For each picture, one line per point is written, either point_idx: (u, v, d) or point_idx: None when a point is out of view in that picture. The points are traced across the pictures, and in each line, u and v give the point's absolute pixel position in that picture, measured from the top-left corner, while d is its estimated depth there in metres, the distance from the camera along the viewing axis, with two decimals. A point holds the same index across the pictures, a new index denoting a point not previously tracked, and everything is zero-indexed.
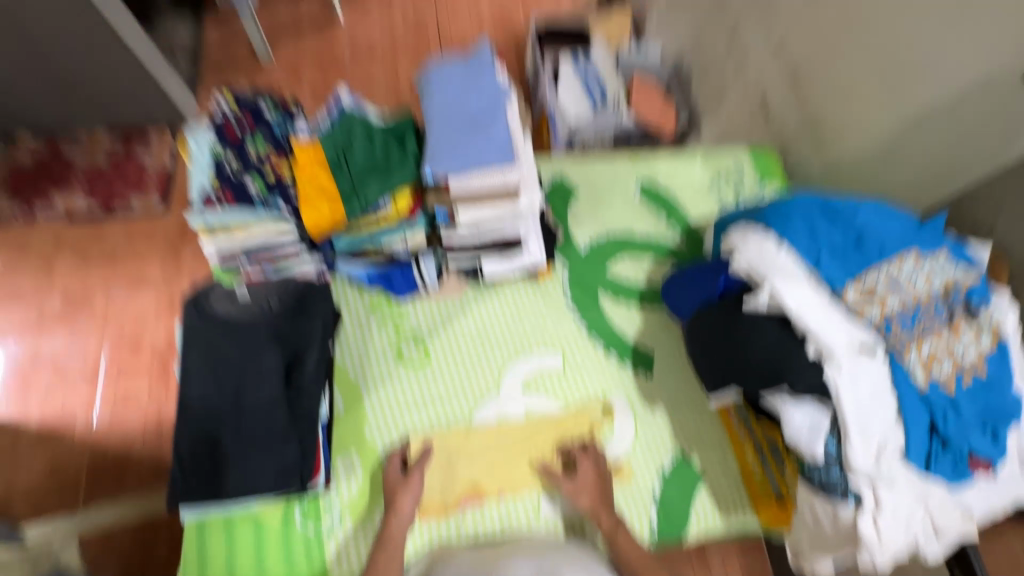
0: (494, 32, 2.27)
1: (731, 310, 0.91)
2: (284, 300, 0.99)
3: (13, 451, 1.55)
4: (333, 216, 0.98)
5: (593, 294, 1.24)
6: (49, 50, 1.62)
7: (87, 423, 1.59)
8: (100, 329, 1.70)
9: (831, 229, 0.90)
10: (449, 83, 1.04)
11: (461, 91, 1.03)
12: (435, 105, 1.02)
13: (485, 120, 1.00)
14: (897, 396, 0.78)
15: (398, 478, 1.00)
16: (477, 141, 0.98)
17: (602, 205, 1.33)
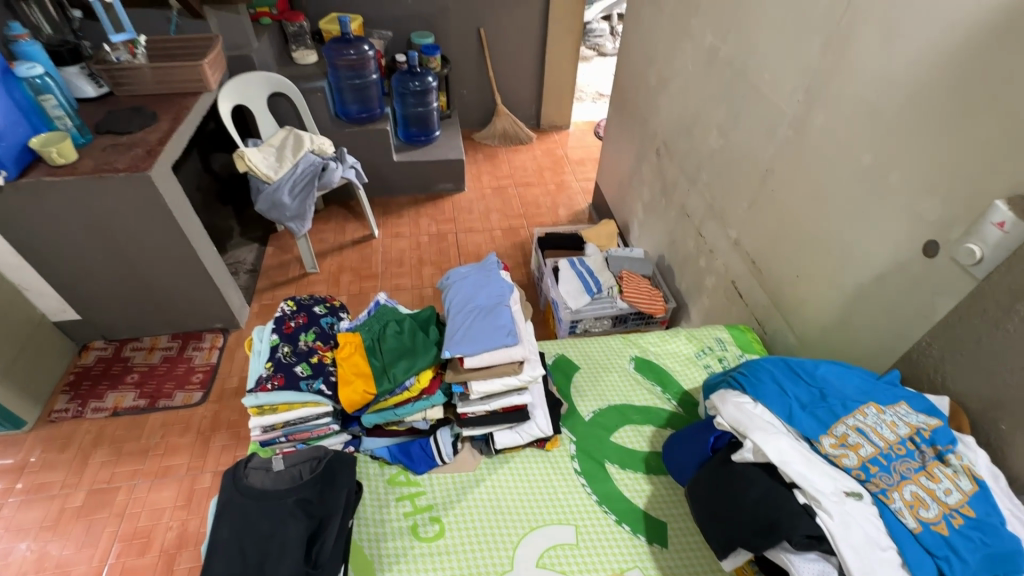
0: (503, 243, 2.75)
1: (723, 464, 0.99)
2: (314, 469, 1.08)
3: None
4: (364, 393, 1.12)
5: (600, 463, 1.30)
6: (144, 275, 2.02)
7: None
8: (119, 522, 1.72)
9: (796, 387, 1.03)
10: (464, 283, 1.31)
11: (473, 288, 1.29)
12: (451, 302, 1.27)
13: (491, 311, 1.23)
14: (894, 542, 0.81)
15: None
16: (487, 326, 1.19)
17: (601, 378, 1.48)
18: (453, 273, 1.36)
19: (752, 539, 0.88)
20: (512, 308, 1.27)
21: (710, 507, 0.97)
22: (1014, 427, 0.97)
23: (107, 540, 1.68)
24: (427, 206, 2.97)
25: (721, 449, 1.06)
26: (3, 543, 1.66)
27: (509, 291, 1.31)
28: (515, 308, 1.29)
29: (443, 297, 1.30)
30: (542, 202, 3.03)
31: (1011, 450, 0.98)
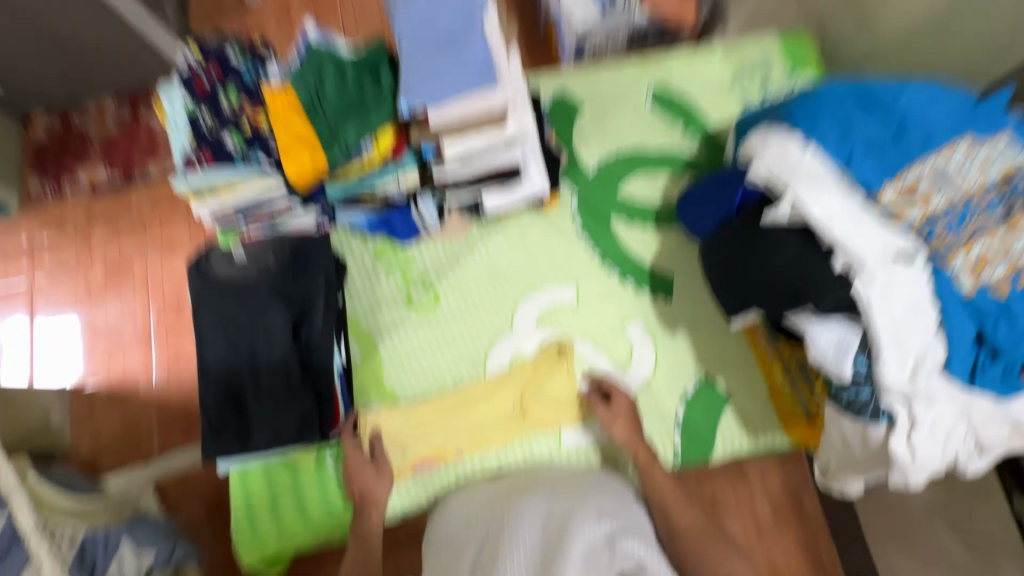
0: None
1: (751, 222, 0.83)
2: (279, 256, 0.97)
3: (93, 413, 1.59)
4: (316, 168, 0.92)
5: (605, 219, 1.16)
6: (52, 26, 1.50)
7: (151, 384, 1.63)
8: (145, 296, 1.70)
9: (867, 122, 0.78)
10: None
11: (431, 6, 0.91)
12: (400, 27, 0.91)
13: (458, 40, 0.89)
14: (940, 306, 0.71)
15: (360, 460, 0.98)
16: (454, 63, 0.87)
17: (611, 121, 1.21)
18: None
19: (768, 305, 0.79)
20: (489, 32, 0.91)
21: (728, 269, 0.85)
22: None
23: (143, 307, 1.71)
24: None
25: (752, 205, 0.87)
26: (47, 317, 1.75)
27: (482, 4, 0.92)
28: (493, 31, 0.92)
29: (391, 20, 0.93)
30: None
31: None
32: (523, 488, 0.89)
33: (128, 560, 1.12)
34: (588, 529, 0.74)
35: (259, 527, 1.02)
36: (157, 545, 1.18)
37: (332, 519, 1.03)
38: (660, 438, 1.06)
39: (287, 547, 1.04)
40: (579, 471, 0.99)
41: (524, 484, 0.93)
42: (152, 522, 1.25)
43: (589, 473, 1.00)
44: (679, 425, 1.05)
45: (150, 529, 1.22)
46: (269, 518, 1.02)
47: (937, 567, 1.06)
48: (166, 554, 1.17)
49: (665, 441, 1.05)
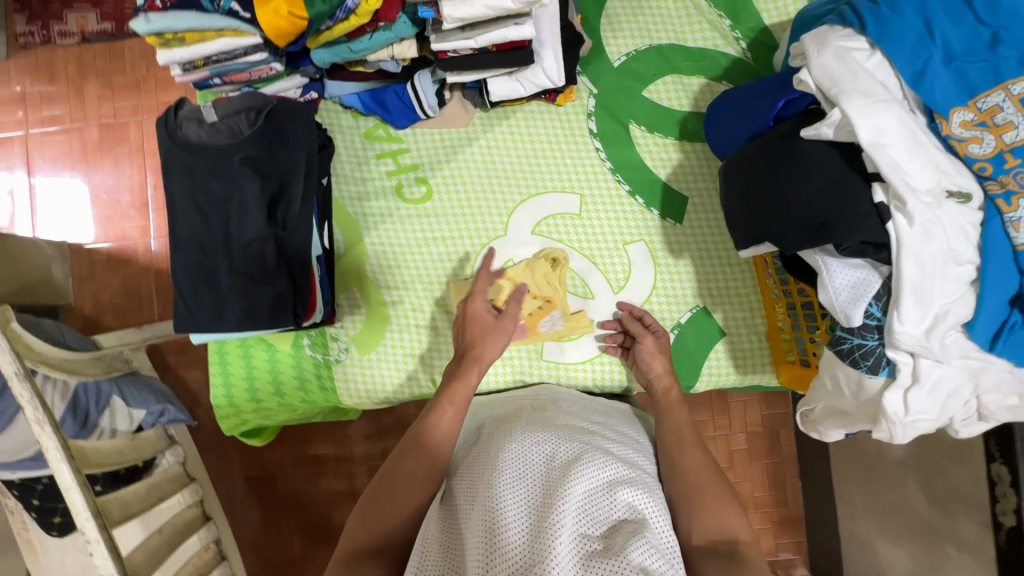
0: None
1: (785, 141, 0.72)
2: (253, 122, 0.87)
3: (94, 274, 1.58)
4: (292, 18, 0.77)
5: (623, 124, 1.04)
6: None
7: (150, 251, 1.63)
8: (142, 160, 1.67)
9: (954, 25, 0.64)
10: None
11: None
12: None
13: None
14: (980, 258, 0.62)
15: (486, 317, 0.92)
16: None
17: (648, 5, 1.04)
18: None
19: (784, 236, 0.70)
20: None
21: (747, 191, 0.76)
22: None
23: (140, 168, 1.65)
24: None
25: (791, 120, 0.75)
26: None
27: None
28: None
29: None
30: None
31: None
32: (521, 420, 0.78)
33: (119, 409, 1.24)
34: (590, 474, 0.64)
35: (237, 400, 1.04)
36: (147, 405, 1.26)
37: (308, 402, 1.04)
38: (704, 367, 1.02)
39: (264, 420, 1.08)
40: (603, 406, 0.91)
41: (532, 412, 0.83)
42: (147, 379, 1.33)
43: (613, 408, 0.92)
44: None
45: (143, 387, 1.30)
46: (246, 394, 1.04)
47: (900, 516, 1.07)
48: (153, 416, 1.27)
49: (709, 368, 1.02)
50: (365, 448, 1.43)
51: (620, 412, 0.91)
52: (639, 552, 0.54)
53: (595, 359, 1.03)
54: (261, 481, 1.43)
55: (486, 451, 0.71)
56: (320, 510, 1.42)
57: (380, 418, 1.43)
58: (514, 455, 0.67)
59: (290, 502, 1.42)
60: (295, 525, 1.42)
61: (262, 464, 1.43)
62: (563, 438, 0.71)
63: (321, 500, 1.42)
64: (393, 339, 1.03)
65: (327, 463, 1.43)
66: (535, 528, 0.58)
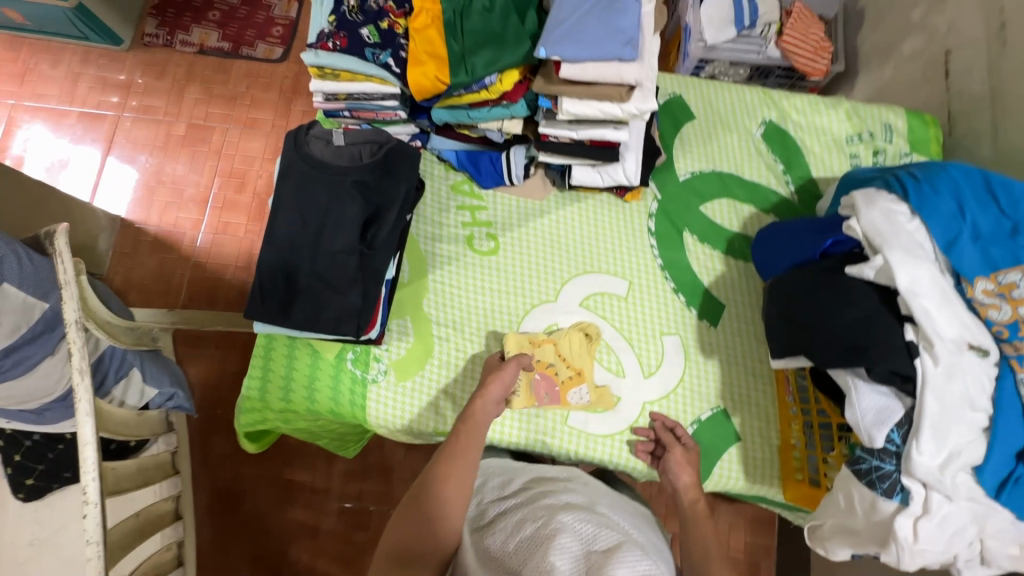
0: None
1: (828, 273, 0.83)
2: (375, 153, 1.00)
3: (134, 252, 1.73)
4: (436, 82, 0.92)
5: (678, 229, 1.17)
6: None
7: (195, 244, 1.74)
8: (217, 162, 1.81)
9: (982, 213, 0.78)
10: None
11: None
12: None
13: (613, 4, 0.88)
14: (992, 409, 0.71)
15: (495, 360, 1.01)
16: (603, 23, 0.86)
17: (716, 137, 1.21)
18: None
19: (819, 353, 0.79)
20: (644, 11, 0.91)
21: (789, 307, 0.86)
22: None
23: (213, 171, 1.81)
24: None
25: (835, 256, 0.87)
26: (126, 152, 1.81)
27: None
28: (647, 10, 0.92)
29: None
30: None
31: None
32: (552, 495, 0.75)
33: (134, 381, 1.23)
34: (632, 567, 0.61)
35: (268, 395, 1.06)
36: (160, 385, 1.27)
37: (334, 413, 1.07)
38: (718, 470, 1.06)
39: (283, 423, 1.10)
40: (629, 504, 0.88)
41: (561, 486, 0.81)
42: (163, 359, 1.35)
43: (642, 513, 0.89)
44: None
45: (159, 366, 1.31)
46: (280, 390, 1.06)
47: None
48: (161, 397, 1.26)
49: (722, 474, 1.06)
50: (342, 485, 1.41)
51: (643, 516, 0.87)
52: None
53: (616, 436, 1.07)
54: (229, 495, 1.40)
55: (522, 525, 0.69)
56: (277, 541, 1.38)
57: (366, 456, 1.43)
58: (560, 532, 0.65)
59: (250, 525, 1.38)
60: (246, 553, 1.37)
61: (231, 479, 1.41)
62: (601, 521, 0.69)
63: (282, 530, 1.38)
64: (432, 373, 1.09)
65: (299, 492, 1.40)
66: None
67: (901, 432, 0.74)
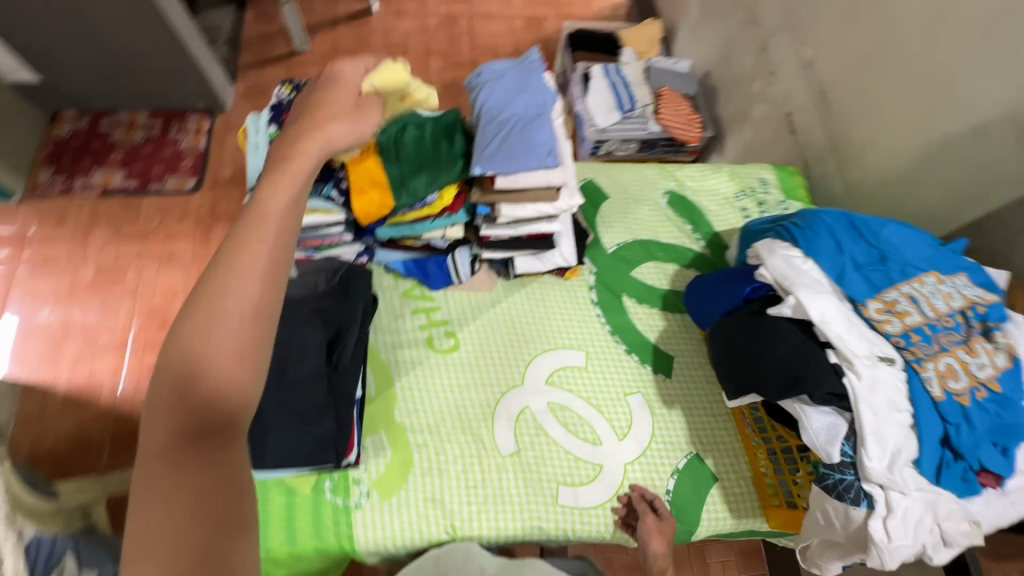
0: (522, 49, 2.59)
1: (755, 316, 0.96)
2: (330, 281, 1.05)
3: (41, 416, 1.55)
4: (381, 205, 0.99)
5: (617, 296, 1.29)
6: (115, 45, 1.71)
7: (115, 393, 1.60)
8: (134, 301, 1.72)
9: (855, 247, 0.95)
10: (499, 82, 1.06)
11: (511, 90, 1.05)
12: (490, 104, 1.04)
13: (529, 121, 1.01)
14: (912, 407, 0.83)
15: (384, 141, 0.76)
16: (525, 139, 0.99)
17: (631, 211, 1.38)
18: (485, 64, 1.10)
19: (768, 388, 0.90)
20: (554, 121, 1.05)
21: (731, 351, 0.97)
22: None
23: (130, 313, 1.71)
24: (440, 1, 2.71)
25: (757, 301, 1.01)
26: (25, 307, 1.67)
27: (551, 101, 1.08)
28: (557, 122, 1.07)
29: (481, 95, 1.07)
30: (574, 3, 2.81)
31: None
32: None
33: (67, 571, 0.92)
34: None
35: None
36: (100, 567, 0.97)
37: (319, 552, 1.00)
38: (705, 514, 1.11)
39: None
40: None
41: None
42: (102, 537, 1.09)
43: None
44: (668, 496, 1.11)
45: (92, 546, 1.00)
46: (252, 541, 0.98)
47: None
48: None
49: (710, 519, 1.11)
50: None
51: None
52: None
53: (607, 504, 1.09)
54: None
55: None
56: None
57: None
58: None
59: None
60: None
61: None
62: None
63: None
64: (416, 483, 1.07)
65: None
66: None
67: (851, 444, 0.84)
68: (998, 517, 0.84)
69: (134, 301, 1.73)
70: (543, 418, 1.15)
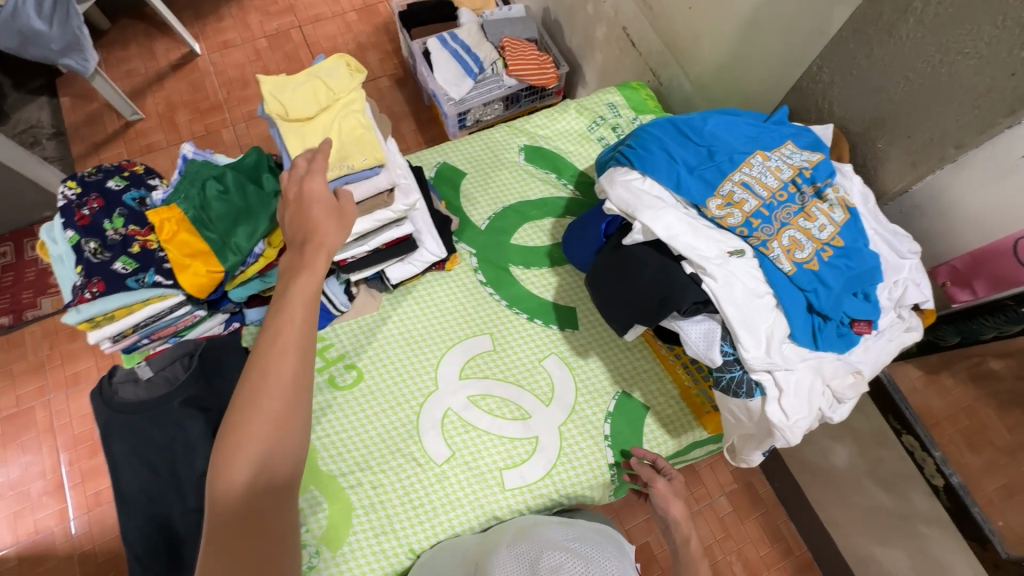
0: (364, 42, 2.48)
1: (618, 251, 0.95)
2: (188, 365, 0.98)
3: None
4: (209, 274, 0.92)
5: (504, 269, 1.27)
6: None
7: (69, 534, 1.48)
8: (53, 434, 1.59)
9: (686, 151, 0.95)
10: (287, 90, 0.98)
11: (303, 96, 0.97)
12: (287, 126, 0.96)
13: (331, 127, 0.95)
14: (772, 289, 0.85)
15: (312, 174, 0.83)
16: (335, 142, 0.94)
17: (491, 179, 1.35)
18: (264, 80, 0.99)
19: (643, 316, 0.89)
20: (352, 115, 0.97)
21: (607, 290, 0.95)
22: (889, 142, 0.97)
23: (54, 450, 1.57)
24: (263, 18, 2.54)
25: (614, 234, 1.00)
26: None
27: (342, 95, 0.99)
28: (356, 114, 0.98)
29: (274, 116, 0.97)
30: None
31: (881, 168, 1.01)
32: (505, 537, 0.95)
33: None
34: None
35: None
36: None
37: None
38: (650, 441, 1.14)
39: None
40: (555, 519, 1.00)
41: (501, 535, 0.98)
42: None
43: (572, 521, 1.00)
44: (608, 441, 1.12)
45: None
46: None
47: None
48: None
49: (655, 446, 1.13)
50: None
51: (608, 538, 0.97)
52: None
53: (552, 471, 1.10)
54: None
55: None
56: None
57: None
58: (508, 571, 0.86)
59: None
60: None
61: None
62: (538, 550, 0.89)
63: None
64: (361, 524, 1.04)
65: None
66: None
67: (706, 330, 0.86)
68: (881, 358, 0.88)
69: (51, 435, 1.58)
70: (468, 413, 1.14)
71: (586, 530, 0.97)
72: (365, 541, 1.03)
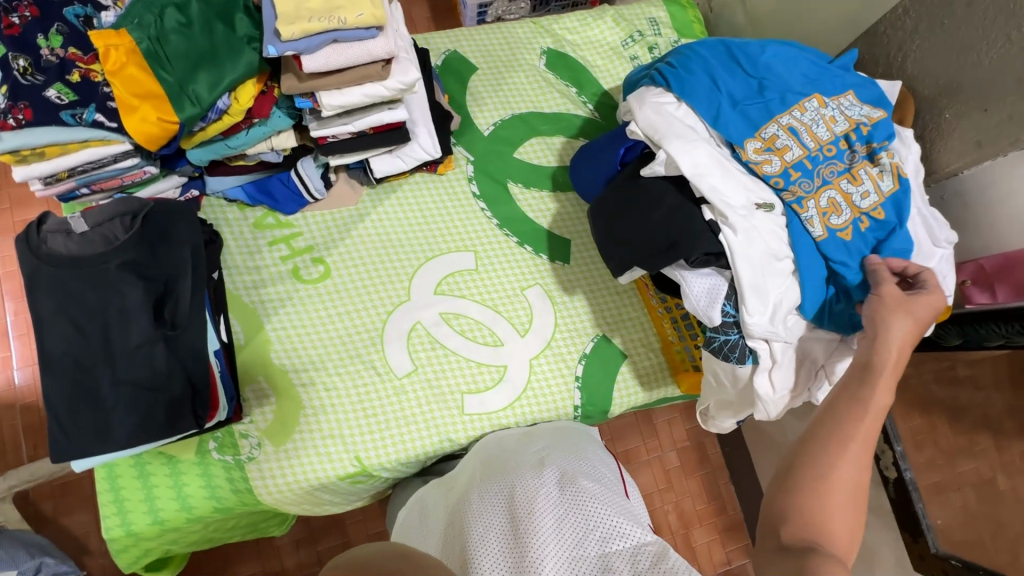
0: None
1: (630, 182, 0.84)
2: (130, 227, 0.86)
3: None
4: (162, 123, 0.78)
5: (502, 184, 1.15)
6: None
7: (12, 385, 1.24)
8: None
9: (733, 81, 0.82)
10: None
11: None
12: None
13: None
14: (793, 253, 0.76)
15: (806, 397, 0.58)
16: None
17: (504, 80, 1.19)
18: None
19: (644, 258, 0.80)
20: None
21: (610, 224, 0.85)
22: (959, 114, 0.86)
23: None
24: None
25: (631, 162, 0.89)
26: None
27: None
28: None
29: None
30: None
31: (940, 143, 0.90)
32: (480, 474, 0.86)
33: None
34: (551, 498, 0.75)
35: (135, 527, 0.92)
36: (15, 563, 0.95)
37: (221, 511, 0.95)
38: (621, 388, 1.09)
39: (171, 544, 0.97)
40: (521, 435, 0.97)
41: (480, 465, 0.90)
42: (15, 536, 1.02)
43: (533, 429, 0.98)
44: (578, 383, 1.07)
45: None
46: (146, 517, 0.92)
47: None
48: None
49: (625, 395, 1.09)
50: (297, 558, 1.21)
51: (573, 430, 0.97)
52: (601, 551, 0.69)
53: (515, 403, 1.05)
54: None
55: (461, 530, 0.76)
56: None
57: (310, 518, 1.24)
58: (483, 509, 0.76)
59: None
60: None
61: None
62: (513, 479, 0.80)
63: None
64: (311, 424, 0.99)
65: None
66: (512, 558, 0.69)
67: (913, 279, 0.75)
68: None
69: None
70: (438, 331, 1.07)
71: (560, 446, 0.90)
72: (311, 442, 0.98)
